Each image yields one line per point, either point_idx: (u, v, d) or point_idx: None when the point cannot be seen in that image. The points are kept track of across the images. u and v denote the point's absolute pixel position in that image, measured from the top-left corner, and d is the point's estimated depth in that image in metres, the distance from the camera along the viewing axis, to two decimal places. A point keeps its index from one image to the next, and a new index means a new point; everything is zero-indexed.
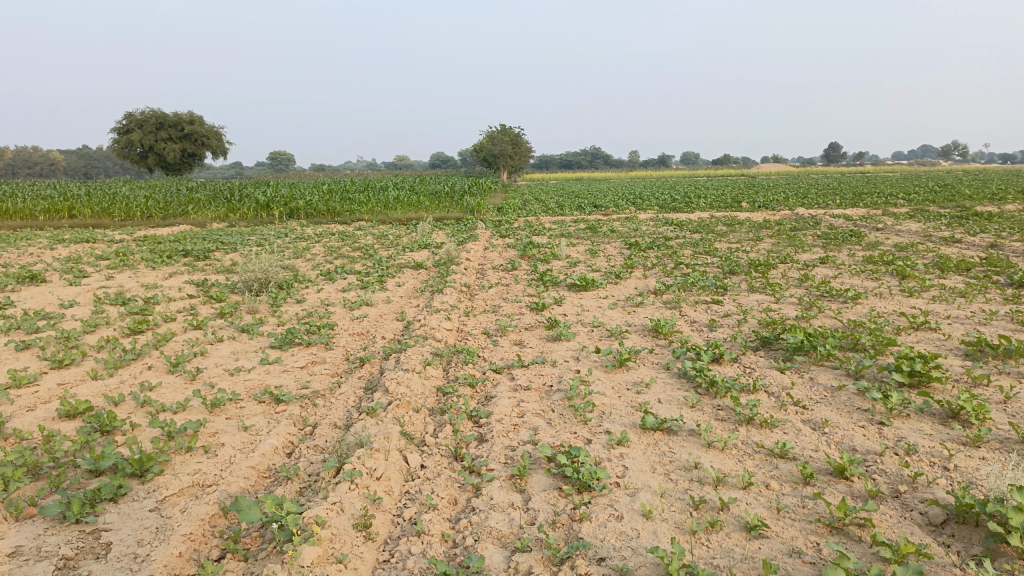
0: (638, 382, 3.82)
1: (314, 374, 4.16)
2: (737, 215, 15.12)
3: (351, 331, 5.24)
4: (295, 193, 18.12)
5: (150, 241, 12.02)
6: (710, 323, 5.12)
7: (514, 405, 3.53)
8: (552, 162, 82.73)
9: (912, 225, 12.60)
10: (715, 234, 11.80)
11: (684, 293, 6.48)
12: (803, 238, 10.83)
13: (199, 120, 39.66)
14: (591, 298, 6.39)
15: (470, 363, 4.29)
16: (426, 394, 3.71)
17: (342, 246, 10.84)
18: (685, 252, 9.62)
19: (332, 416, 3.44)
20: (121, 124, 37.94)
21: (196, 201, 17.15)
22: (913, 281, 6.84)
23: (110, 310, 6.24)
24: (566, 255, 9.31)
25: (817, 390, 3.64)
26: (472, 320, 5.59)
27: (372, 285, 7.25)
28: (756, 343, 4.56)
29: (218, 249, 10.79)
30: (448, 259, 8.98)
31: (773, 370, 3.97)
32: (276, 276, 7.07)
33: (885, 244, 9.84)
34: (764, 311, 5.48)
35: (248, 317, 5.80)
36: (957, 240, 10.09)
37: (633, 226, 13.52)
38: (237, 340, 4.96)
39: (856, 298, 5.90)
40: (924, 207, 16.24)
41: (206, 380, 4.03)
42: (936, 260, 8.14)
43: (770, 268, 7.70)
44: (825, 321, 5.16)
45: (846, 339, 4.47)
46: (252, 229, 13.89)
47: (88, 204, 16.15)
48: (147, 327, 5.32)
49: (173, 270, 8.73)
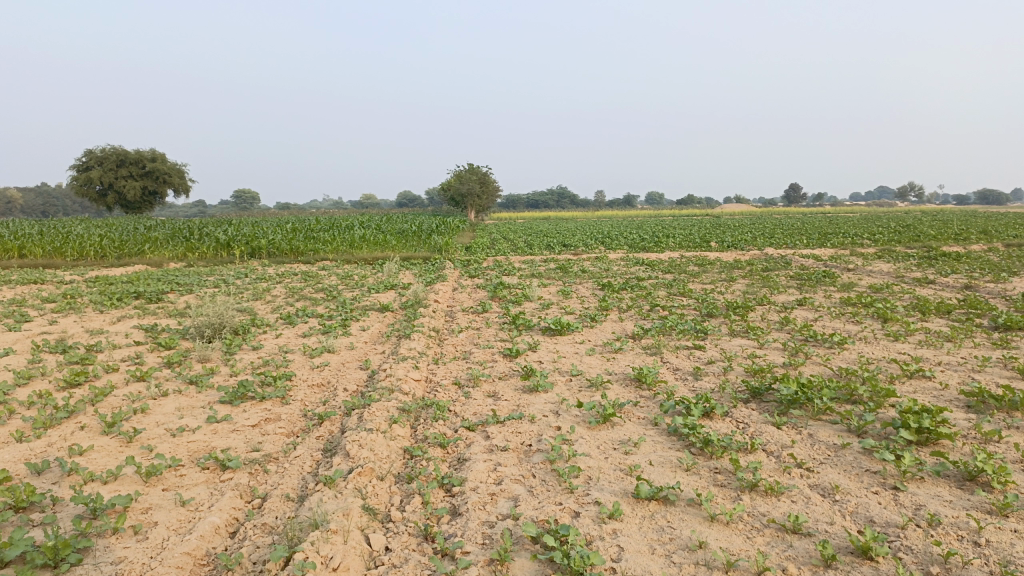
0: (625, 440, 3.49)
1: (266, 433, 3.76)
2: (707, 255, 15.05)
3: (310, 382, 4.84)
4: (258, 232, 17.66)
5: (102, 283, 11.47)
6: (695, 371, 4.83)
7: (490, 470, 3.17)
8: (519, 202, 83.11)
9: (882, 265, 12.60)
10: (687, 274, 11.65)
11: (663, 338, 6.22)
12: (776, 278, 10.70)
13: (161, 158, 39.05)
14: (567, 343, 6.07)
15: (441, 420, 3.92)
16: (392, 457, 3.33)
17: (304, 287, 10.42)
18: (659, 293, 9.40)
19: (285, 485, 3.05)
20: (80, 161, 37.15)
21: (154, 240, 16.58)
22: (896, 324, 6.66)
23: (48, 359, 5.75)
24: (538, 296, 9.03)
25: (819, 450, 3.35)
26: (442, 369, 5.23)
27: (335, 330, 6.86)
28: (747, 394, 4.27)
29: (173, 291, 10.29)
30: (415, 301, 8.64)
31: (769, 426, 3.68)
32: (232, 321, 6.64)
33: (859, 285, 9.74)
34: (749, 358, 5.21)
35: (198, 366, 5.38)
36: (930, 281, 10.06)
37: (603, 266, 13.35)
38: (184, 393, 4.54)
39: (843, 343, 5.68)
40: (890, 247, 16.34)
41: (144, 442, 3.61)
42: (914, 302, 8.02)
43: (748, 310, 7.48)
44: (814, 369, 4.90)
45: (842, 389, 4.20)
46: (211, 270, 13.39)
47: (39, 243, 15.51)
48: (85, 380, 4.87)
49: (123, 313, 8.23)
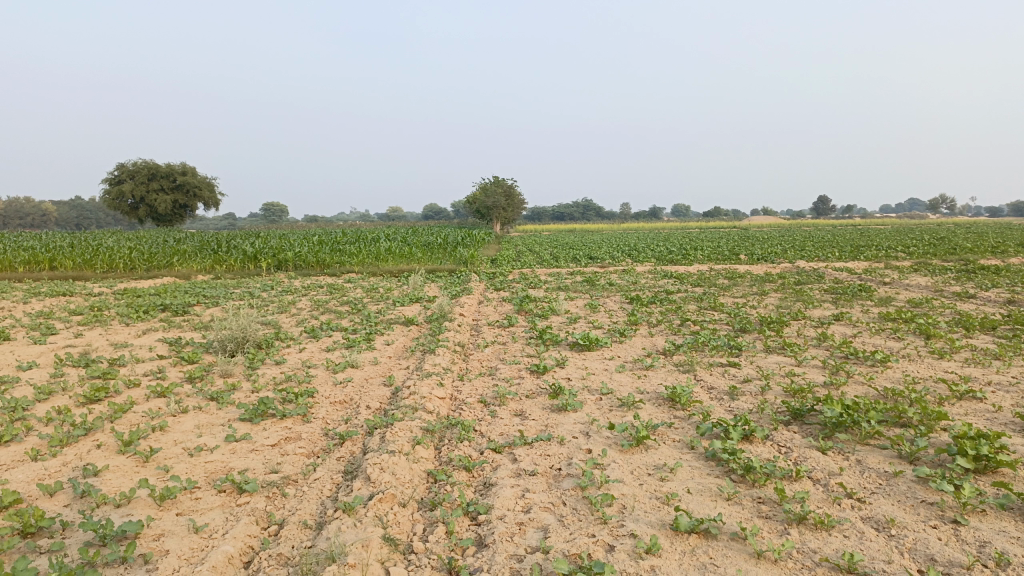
0: (660, 465, 3.31)
1: (285, 454, 3.63)
2: (737, 268, 14.78)
3: (332, 399, 4.71)
4: (284, 244, 17.70)
5: (130, 295, 11.49)
6: (731, 390, 4.63)
7: (519, 496, 3.00)
8: (545, 214, 82.94)
9: (919, 279, 12.24)
10: (717, 287, 11.40)
11: (695, 354, 6.01)
12: (810, 292, 10.43)
13: (192, 171, 39.56)
14: (595, 360, 5.88)
15: (466, 441, 3.76)
16: (415, 481, 3.18)
17: (329, 300, 10.33)
18: (689, 307, 9.19)
19: (302, 511, 2.91)
20: (112, 175, 37.77)
21: (182, 253, 16.68)
22: (940, 341, 6.38)
23: (70, 373, 5.68)
24: (565, 310, 8.86)
25: (868, 479, 3.15)
26: (468, 385, 5.08)
27: (359, 344, 6.74)
28: (787, 416, 4.06)
29: (199, 304, 10.27)
30: (440, 314, 8.51)
31: (813, 451, 3.48)
32: (255, 334, 6.54)
33: (897, 300, 9.43)
34: (788, 377, 4.99)
35: (220, 382, 5.27)
36: (971, 295, 9.72)
37: (630, 278, 13.14)
38: (203, 410, 4.42)
39: (885, 362, 5.43)
40: (927, 260, 15.93)
41: (160, 463, 3.49)
42: (957, 317, 7.72)
43: (783, 326, 7.24)
44: (857, 389, 4.67)
45: (890, 412, 3.98)
46: (237, 282, 13.38)
47: (70, 255, 15.65)
48: (105, 396, 4.78)
49: (148, 326, 8.19)
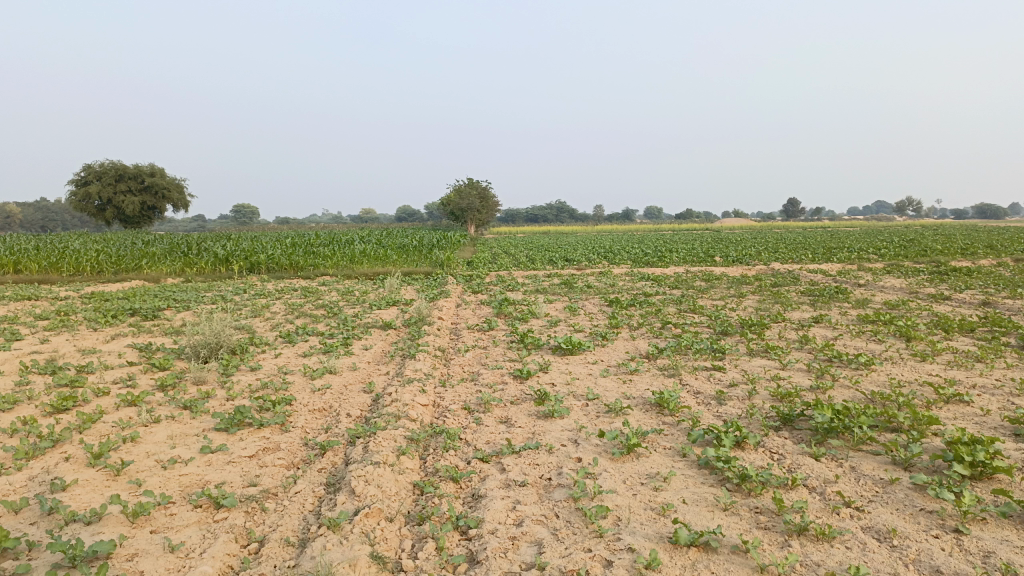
0: (653, 474, 3.22)
1: (264, 465, 3.48)
2: (714, 270, 14.82)
3: (311, 407, 4.57)
4: (257, 246, 17.43)
5: (98, 299, 11.20)
6: (719, 395, 4.57)
7: (510, 509, 2.90)
8: (519, 216, 82.86)
9: (894, 281, 12.34)
10: (695, 289, 11.40)
11: (679, 357, 5.95)
12: (788, 294, 10.46)
13: (160, 172, 38.91)
14: (579, 364, 5.80)
15: (452, 450, 3.65)
16: (401, 494, 3.06)
17: (304, 304, 10.15)
18: (670, 309, 9.17)
19: (284, 527, 2.77)
20: (79, 176, 37.01)
21: (151, 255, 16.34)
22: (920, 344, 6.39)
23: (36, 381, 5.47)
24: (545, 313, 8.77)
25: (864, 487, 3.09)
26: (451, 392, 4.96)
27: (336, 349, 6.59)
28: (777, 421, 4.00)
29: (169, 308, 10.01)
30: (418, 318, 8.39)
31: (806, 458, 3.43)
32: (229, 340, 6.36)
33: (874, 302, 9.49)
34: (774, 380, 4.95)
35: (193, 389, 5.10)
36: (946, 297, 9.82)
37: (608, 281, 13.11)
38: (177, 420, 4.26)
39: (870, 365, 5.41)
40: (900, 262, 16.10)
41: (133, 476, 3.34)
42: (934, 319, 7.76)
43: (765, 328, 7.22)
44: (844, 394, 4.63)
45: (880, 416, 3.94)
46: (209, 285, 13.12)
47: (34, 258, 15.25)
48: (73, 405, 4.59)
49: (117, 332, 7.96)
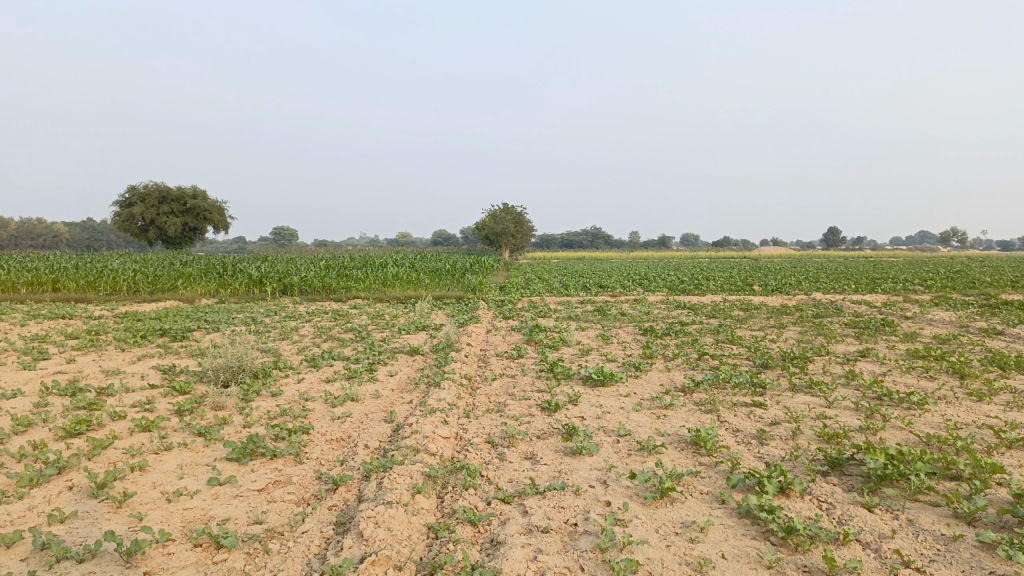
0: (688, 523, 2.95)
1: (272, 501, 3.29)
2: (752, 299, 14.42)
3: (329, 437, 4.38)
4: (291, 268, 17.49)
5: (131, 319, 11.23)
6: (760, 434, 4.27)
7: (530, 558, 2.65)
8: (554, 241, 82.65)
9: (942, 313, 11.85)
10: (733, 319, 11.06)
11: (717, 392, 5.65)
12: (831, 326, 10.07)
13: (202, 194, 39.62)
14: (611, 396, 5.53)
15: (472, 489, 3.41)
16: (414, 538, 2.84)
17: (334, 327, 10.04)
18: (706, 339, 8.85)
19: (285, 572, 2.57)
20: (124, 197, 37.85)
21: (187, 276, 16.46)
22: (976, 382, 6.00)
23: (55, 402, 5.38)
24: (576, 341, 8.52)
25: (924, 544, 2.78)
26: (476, 423, 4.74)
27: (360, 375, 6.41)
28: (824, 465, 3.70)
29: (199, 329, 9.97)
30: (447, 344, 8.20)
31: (858, 509, 3.12)
32: (252, 363, 6.23)
33: (922, 335, 9.06)
34: (820, 419, 4.63)
35: (211, 414, 4.95)
36: (999, 331, 9.36)
37: (643, 308, 12.82)
38: (189, 448, 4.10)
39: (923, 404, 5.06)
40: (947, 294, 15.51)
41: (135, 509, 3.17)
42: (989, 355, 7.33)
43: (807, 362, 6.88)
44: (896, 436, 4.29)
45: (939, 462, 3.61)
46: (241, 307, 13.12)
47: (73, 277, 15.45)
48: (86, 429, 4.47)
49: (143, 353, 7.89)
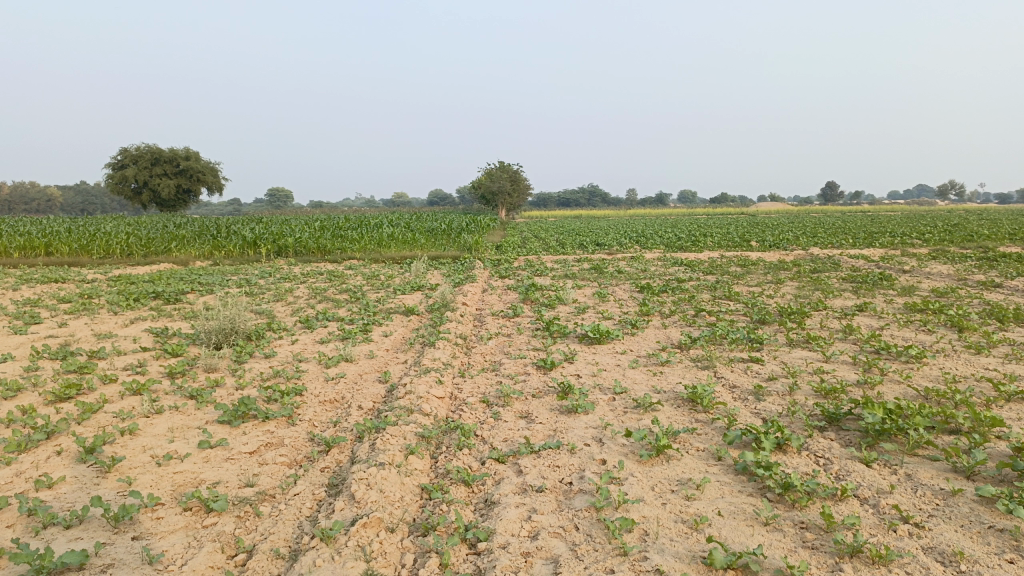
0: (685, 480, 2.92)
1: (264, 463, 3.25)
2: (750, 255, 14.34)
3: (322, 398, 4.34)
4: (285, 229, 17.34)
5: (124, 282, 11.13)
6: (757, 390, 4.23)
7: (525, 518, 2.62)
8: (551, 199, 82.12)
9: (940, 266, 11.80)
10: (730, 275, 10.99)
11: (714, 348, 5.61)
12: (828, 281, 10.01)
13: (195, 156, 39.17)
14: (607, 354, 5.49)
15: (466, 449, 3.37)
16: (406, 500, 2.80)
17: (328, 288, 9.96)
18: (703, 296, 8.79)
19: (276, 536, 2.53)
20: (116, 160, 37.44)
21: (180, 238, 16.31)
22: (974, 335, 5.96)
23: (46, 367, 5.32)
24: (573, 299, 8.47)
25: (923, 499, 2.75)
26: (470, 383, 4.70)
27: (355, 336, 6.36)
28: (822, 421, 3.66)
29: (192, 291, 9.89)
30: (442, 303, 8.14)
31: (856, 464, 3.09)
32: (245, 325, 6.16)
33: (921, 289, 9.00)
34: (818, 374, 4.59)
35: (203, 377, 4.90)
36: (997, 284, 9.31)
37: (640, 266, 12.74)
38: (180, 411, 4.05)
39: (921, 358, 5.02)
40: (945, 248, 15.45)
41: (124, 473, 3.13)
42: (987, 308, 7.29)
43: (805, 316, 6.84)
44: (895, 391, 4.25)
45: (938, 416, 3.57)
46: (235, 269, 13.01)
47: (66, 241, 15.31)
48: (76, 394, 4.42)
49: (136, 316, 7.82)
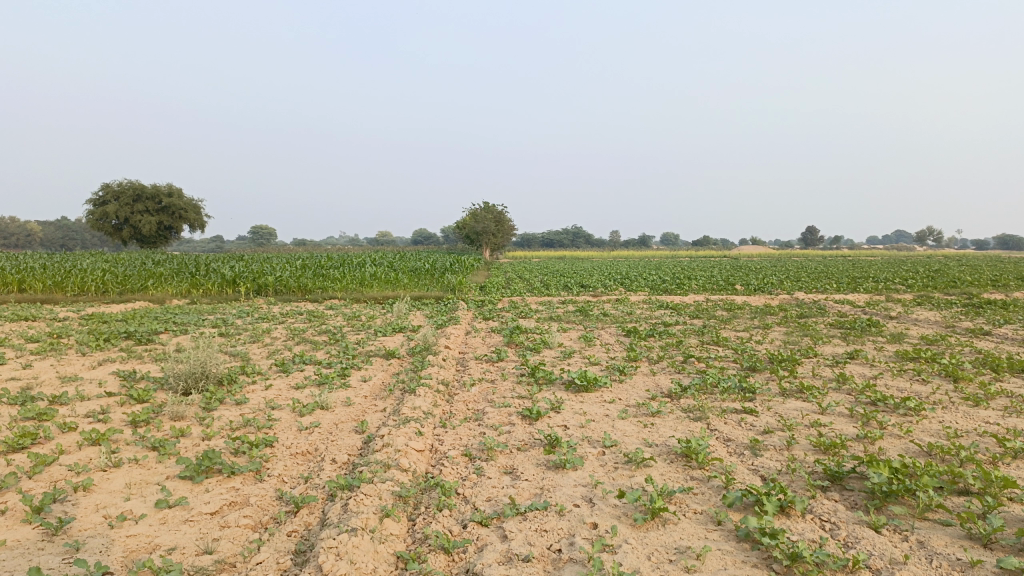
0: (683, 549, 2.70)
1: (226, 525, 2.99)
2: (735, 299, 14.24)
3: (294, 450, 4.08)
4: (266, 267, 17.08)
5: (96, 320, 10.81)
6: (754, 444, 4.02)
7: None
8: (535, 240, 82.41)
9: (926, 313, 11.74)
10: (717, 320, 10.85)
11: (705, 398, 5.41)
12: (816, 327, 9.88)
13: (178, 193, 38.92)
14: (595, 403, 5.27)
15: (446, 511, 3.13)
16: (379, 571, 2.55)
17: (307, 329, 9.71)
18: (691, 341, 8.61)
19: None
20: (97, 196, 37.07)
21: (158, 276, 15.99)
22: (970, 385, 5.81)
23: (3, 412, 5.03)
24: (558, 343, 8.26)
25: (940, 571, 2.54)
26: (452, 434, 4.46)
27: (332, 381, 6.10)
28: (824, 480, 3.46)
29: (166, 331, 9.59)
30: (424, 347, 7.91)
31: (864, 530, 2.88)
32: (217, 369, 5.90)
33: (910, 336, 8.89)
34: (815, 427, 4.39)
35: (168, 425, 4.63)
36: (986, 332, 9.22)
37: (625, 308, 12.60)
38: (140, 464, 3.78)
39: (920, 410, 4.84)
40: (929, 294, 15.44)
41: (71, 537, 2.86)
42: (979, 357, 7.16)
43: (796, 364, 6.66)
44: (896, 446, 4.06)
45: (947, 475, 3.37)
46: (213, 308, 12.71)
47: (40, 277, 14.96)
48: (31, 443, 4.13)
49: (105, 357, 7.52)
